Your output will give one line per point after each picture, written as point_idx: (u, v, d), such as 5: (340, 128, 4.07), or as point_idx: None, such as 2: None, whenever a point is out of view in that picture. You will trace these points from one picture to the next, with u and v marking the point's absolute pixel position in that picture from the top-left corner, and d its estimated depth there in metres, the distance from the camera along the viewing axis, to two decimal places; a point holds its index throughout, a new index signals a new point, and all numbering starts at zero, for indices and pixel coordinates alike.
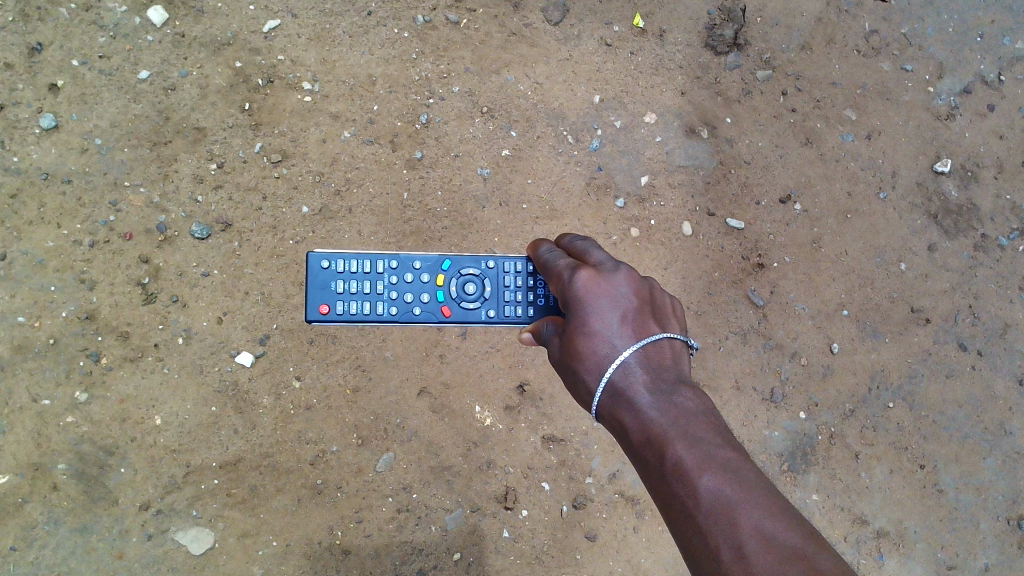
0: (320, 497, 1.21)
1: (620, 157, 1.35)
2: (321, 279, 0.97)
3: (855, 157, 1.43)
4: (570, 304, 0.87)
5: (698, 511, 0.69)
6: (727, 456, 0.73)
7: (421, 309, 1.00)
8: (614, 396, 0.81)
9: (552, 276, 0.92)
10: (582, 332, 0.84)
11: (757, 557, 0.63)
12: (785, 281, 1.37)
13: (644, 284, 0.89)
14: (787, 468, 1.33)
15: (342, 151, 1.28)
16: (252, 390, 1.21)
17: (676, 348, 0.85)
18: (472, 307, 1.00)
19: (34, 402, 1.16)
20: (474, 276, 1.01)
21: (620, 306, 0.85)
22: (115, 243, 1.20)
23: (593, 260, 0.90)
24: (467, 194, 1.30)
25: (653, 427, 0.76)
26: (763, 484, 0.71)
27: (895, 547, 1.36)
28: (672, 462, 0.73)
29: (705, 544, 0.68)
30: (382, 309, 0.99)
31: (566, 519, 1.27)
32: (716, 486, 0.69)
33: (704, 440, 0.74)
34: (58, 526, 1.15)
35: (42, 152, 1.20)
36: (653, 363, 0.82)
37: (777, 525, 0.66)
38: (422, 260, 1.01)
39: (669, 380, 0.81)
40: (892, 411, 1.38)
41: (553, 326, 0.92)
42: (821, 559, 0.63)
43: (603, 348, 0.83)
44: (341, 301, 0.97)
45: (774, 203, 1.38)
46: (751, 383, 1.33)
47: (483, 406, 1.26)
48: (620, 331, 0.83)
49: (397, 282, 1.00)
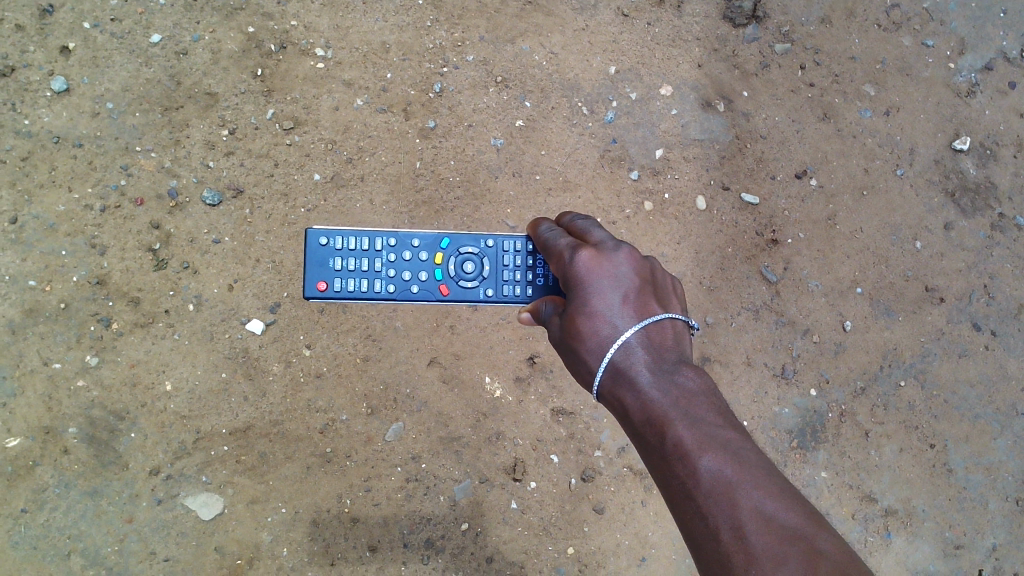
0: (329, 465, 1.21)
1: (634, 129, 1.34)
2: (319, 255, 0.98)
3: (873, 133, 1.41)
4: (570, 284, 0.86)
5: (698, 491, 0.69)
6: (727, 436, 0.73)
7: (419, 287, 0.99)
8: (614, 377, 0.80)
9: (552, 255, 0.91)
10: (582, 312, 0.83)
11: (757, 538, 0.64)
12: (799, 257, 1.36)
13: (646, 264, 0.88)
14: (796, 445, 1.33)
15: (354, 119, 1.27)
16: (262, 357, 1.21)
17: (677, 328, 0.84)
18: (470, 286, 0.99)
19: (46, 366, 1.16)
20: (473, 254, 0.99)
21: (621, 286, 0.84)
22: (126, 208, 1.20)
23: (594, 239, 0.89)
24: (480, 164, 1.29)
25: (654, 407, 0.76)
26: (763, 464, 0.71)
27: (903, 525, 1.36)
28: (673, 443, 0.72)
29: (705, 525, 0.68)
30: (379, 287, 0.98)
31: (574, 491, 1.27)
32: (716, 467, 0.70)
33: (704, 421, 0.74)
34: (69, 489, 1.15)
35: (53, 115, 1.20)
36: (654, 343, 0.81)
37: (777, 506, 0.67)
38: (420, 238, 1.00)
39: (670, 360, 0.80)
40: (903, 389, 1.37)
41: (552, 305, 0.91)
42: (821, 538, 0.65)
43: (604, 329, 0.82)
44: (339, 278, 0.97)
45: (789, 178, 1.37)
46: (763, 359, 1.33)
47: (492, 378, 1.26)
48: (622, 311, 0.82)
49: (395, 260, 0.99)
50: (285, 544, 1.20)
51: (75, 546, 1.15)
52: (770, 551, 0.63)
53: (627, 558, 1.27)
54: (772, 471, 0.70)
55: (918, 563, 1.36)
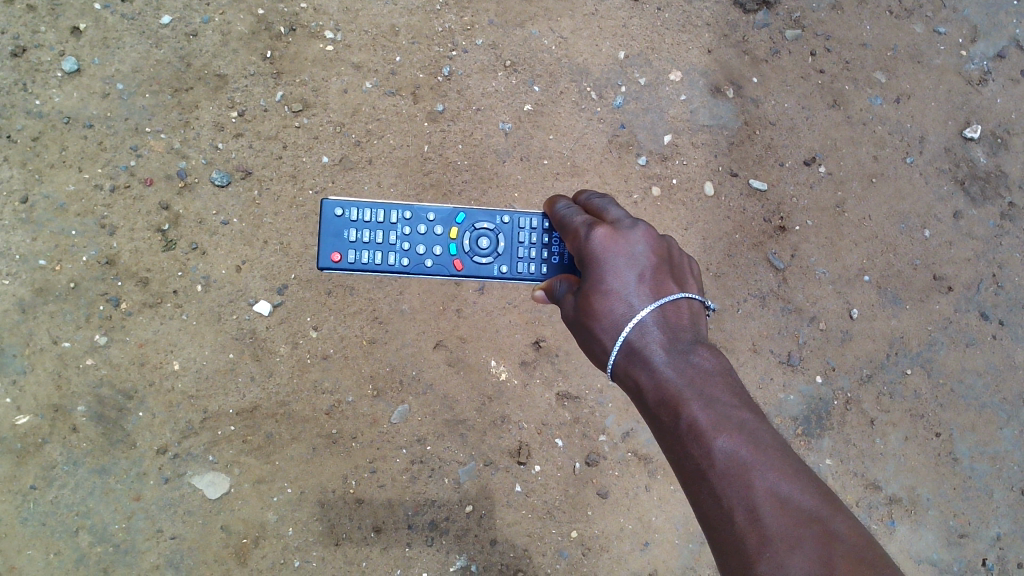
0: (335, 446, 1.22)
1: (643, 114, 1.34)
2: (335, 227, 0.98)
3: (883, 121, 1.40)
4: (586, 262, 0.86)
5: (713, 472, 0.69)
6: (743, 417, 0.73)
7: (433, 262, 1.00)
8: (629, 355, 0.80)
9: (569, 233, 0.91)
10: (598, 290, 0.84)
11: (772, 519, 0.65)
12: (806, 244, 1.35)
13: (663, 243, 0.88)
14: (801, 432, 1.33)
15: (363, 102, 1.27)
16: (269, 338, 1.21)
17: (693, 309, 0.84)
18: (484, 262, 1.00)
19: (55, 344, 1.17)
20: (488, 230, 1.00)
21: (637, 265, 0.84)
22: (135, 189, 1.21)
23: (611, 218, 0.89)
24: (488, 148, 1.29)
25: (668, 387, 0.76)
26: (779, 446, 0.71)
27: (908, 514, 1.36)
28: (687, 423, 0.73)
29: (720, 506, 0.68)
30: (393, 260, 0.99)
31: (579, 475, 1.27)
32: (731, 448, 0.70)
33: (719, 401, 0.74)
34: (78, 467, 1.16)
35: (64, 96, 1.20)
36: (670, 323, 0.81)
37: (792, 487, 0.67)
38: (436, 212, 1.00)
39: (685, 340, 0.80)
40: (909, 378, 1.37)
41: (567, 284, 0.91)
42: (837, 521, 0.65)
43: (619, 307, 0.82)
44: (353, 250, 0.98)
45: (798, 165, 1.37)
46: (768, 346, 1.33)
47: (498, 361, 1.26)
48: (637, 290, 0.83)
49: (410, 234, 1.00)
50: (290, 524, 1.20)
51: (83, 522, 1.16)
52: (785, 533, 0.64)
53: (631, 542, 1.27)
54: (788, 452, 0.70)
55: (922, 551, 1.36)
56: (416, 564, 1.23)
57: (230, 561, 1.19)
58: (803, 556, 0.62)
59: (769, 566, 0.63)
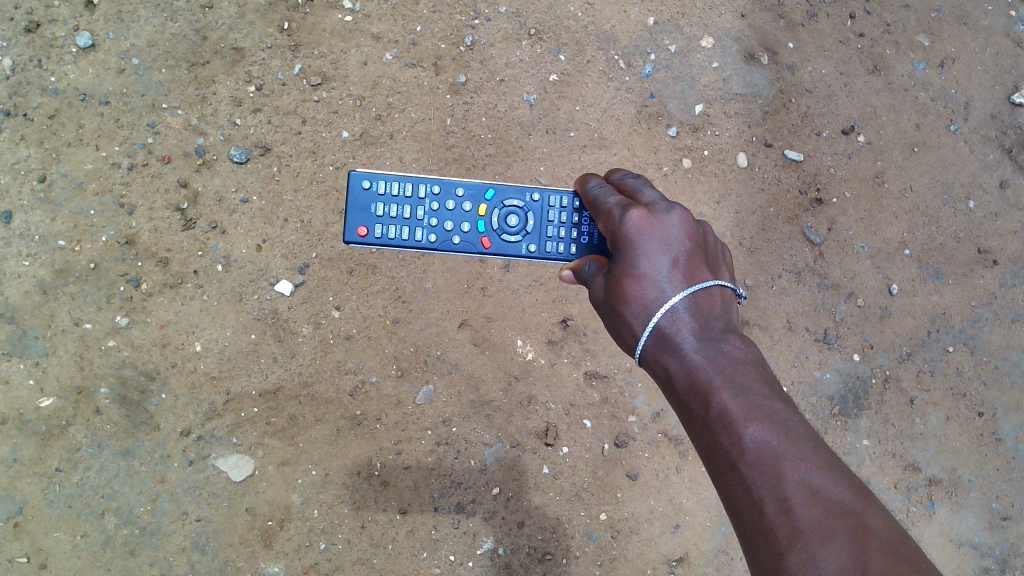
0: (359, 428, 1.20)
1: (673, 83, 1.29)
2: (362, 200, 0.96)
3: (926, 86, 1.34)
4: (618, 245, 0.83)
5: (743, 462, 0.67)
6: (775, 407, 0.70)
7: (460, 238, 0.96)
8: (659, 342, 0.77)
9: (601, 214, 0.87)
10: (629, 274, 0.80)
11: (804, 511, 0.63)
12: (844, 217, 1.30)
13: (698, 228, 0.84)
14: (837, 412, 1.29)
15: (383, 74, 1.23)
16: (291, 319, 1.19)
17: (726, 296, 0.81)
18: (512, 240, 0.96)
19: (77, 326, 1.16)
20: (517, 208, 0.96)
21: (671, 249, 0.80)
22: (153, 167, 1.18)
23: (645, 200, 0.85)
24: (513, 121, 1.25)
25: (698, 374, 0.73)
26: (811, 437, 0.69)
27: (948, 496, 1.32)
28: (717, 411, 0.70)
29: (749, 496, 0.66)
30: (420, 236, 0.96)
31: (608, 457, 1.24)
32: (762, 437, 0.67)
33: (751, 390, 0.72)
34: (102, 449, 1.16)
35: (79, 72, 1.18)
36: (702, 310, 0.78)
37: (824, 478, 0.65)
38: (465, 188, 0.97)
39: (717, 328, 0.77)
40: (951, 355, 1.32)
41: (596, 265, 0.88)
42: (870, 514, 0.64)
43: (651, 293, 0.79)
44: (380, 225, 0.95)
45: (835, 134, 1.31)
46: (804, 323, 1.28)
47: (524, 340, 1.23)
48: (670, 276, 0.79)
49: (438, 209, 0.97)
50: (315, 506, 1.19)
51: (109, 504, 1.16)
52: (817, 526, 0.63)
53: (661, 525, 1.25)
54: (821, 444, 0.68)
55: (963, 534, 1.32)
56: (443, 547, 1.21)
57: (255, 543, 1.18)
58: (834, 549, 0.61)
59: (800, 558, 0.62)
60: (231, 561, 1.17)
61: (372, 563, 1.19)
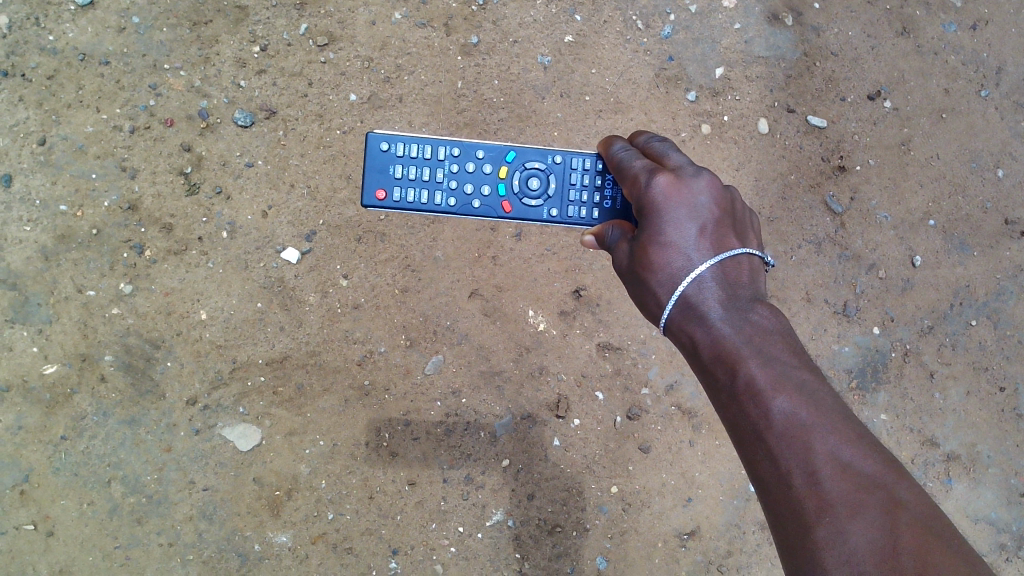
0: (367, 398, 1.18)
1: (693, 46, 1.24)
2: (380, 162, 0.92)
3: (957, 50, 1.29)
4: (643, 210, 0.79)
5: (770, 433, 0.65)
6: (804, 378, 0.68)
7: (481, 203, 0.93)
8: (685, 311, 0.75)
9: (625, 178, 0.84)
10: (655, 242, 0.77)
11: (832, 484, 0.61)
12: (867, 185, 1.26)
13: (726, 194, 0.81)
14: (855, 385, 1.26)
15: (392, 35, 1.19)
16: (298, 287, 1.17)
17: (753, 265, 0.78)
18: (534, 204, 0.93)
19: (80, 293, 1.13)
20: (539, 170, 0.93)
21: (699, 217, 0.77)
22: (156, 130, 1.15)
23: (672, 163, 0.81)
24: (526, 84, 1.21)
25: (725, 344, 0.71)
26: (839, 408, 0.67)
27: (965, 471, 1.30)
28: (744, 381, 0.68)
29: (776, 469, 0.65)
30: (439, 200, 0.92)
31: (620, 430, 1.22)
32: (790, 409, 0.66)
33: (779, 360, 0.70)
34: (107, 418, 1.14)
35: (78, 31, 1.14)
36: (729, 279, 0.75)
37: (854, 452, 0.63)
38: (485, 150, 0.93)
39: (744, 297, 0.75)
40: (974, 329, 1.29)
41: (619, 231, 0.85)
42: (901, 488, 0.62)
43: (677, 261, 0.76)
44: (398, 188, 0.92)
45: (861, 99, 1.27)
46: (823, 295, 1.25)
47: (536, 311, 1.20)
48: (697, 244, 0.76)
49: (458, 171, 0.93)
50: (323, 477, 1.17)
51: (115, 473, 1.15)
52: (847, 498, 0.60)
53: (673, 498, 1.23)
54: (850, 415, 0.66)
55: (980, 510, 1.30)
56: (452, 518, 1.19)
57: (263, 513, 1.17)
58: (865, 523, 0.59)
59: (828, 532, 0.60)
60: (238, 531, 1.16)
61: (380, 533, 1.18)
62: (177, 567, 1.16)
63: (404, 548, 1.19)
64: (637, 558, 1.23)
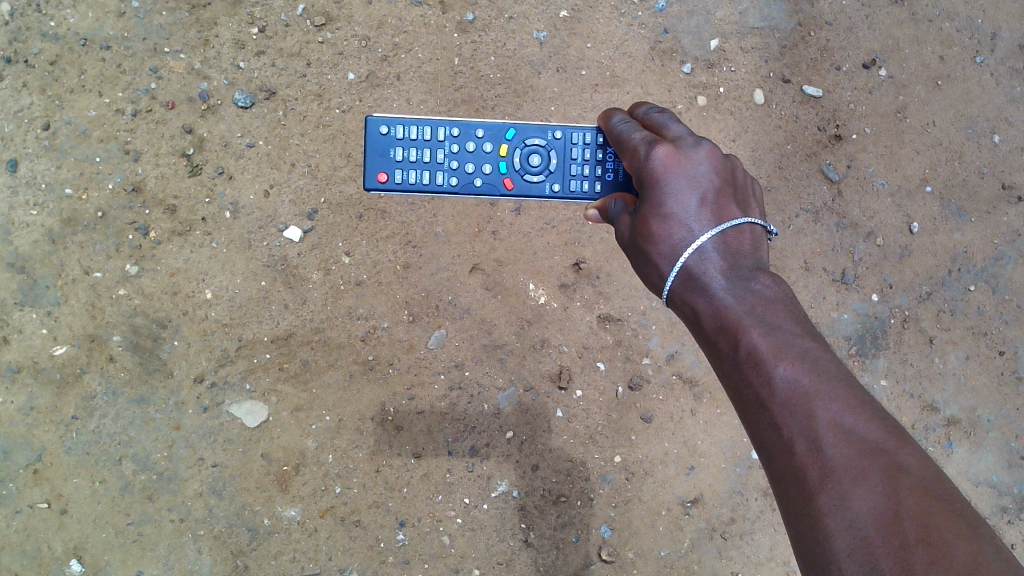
0: (372, 373, 1.20)
1: (688, 18, 1.25)
2: (380, 144, 0.94)
3: (951, 17, 1.29)
4: (644, 183, 0.80)
5: (773, 401, 0.67)
6: (806, 345, 0.69)
7: (483, 181, 0.94)
8: (687, 282, 0.76)
9: (625, 150, 0.85)
10: (657, 214, 0.78)
11: (835, 450, 0.63)
12: (863, 154, 1.27)
13: (726, 163, 0.82)
14: (854, 351, 1.27)
15: (389, 13, 1.20)
16: (301, 265, 1.18)
17: (755, 234, 0.79)
18: (535, 180, 0.94)
19: (87, 275, 1.15)
20: (540, 146, 0.94)
21: (699, 187, 0.78)
22: (158, 113, 1.16)
23: (671, 135, 0.82)
24: (523, 59, 1.22)
25: (727, 314, 0.72)
26: (842, 374, 0.68)
27: (966, 436, 1.31)
28: (747, 350, 0.69)
29: (779, 436, 0.66)
30: (441, 180, 0.94)
31: (622, 400, 1.24)
32: (792, 376, 0.67)
33: (781, 328, 0.71)
34: (117, 397, 1.16)
35: (79, 16, 1.15)
36: (731, 249, 0.76)
37: (856, 417, 0.64)
38: (485, 128, 0.94)
39: (746, 267, 0.76)
40: (972, 294, 1.30)
41: (621, 204, 0.86)
42: (903, 453, 0.63)
43: (679, 232, 0.77)
44: (400, 169, 0.94)
45: (856, 68, 1.28)
46: (821, 263, 1.26)
47: (537, 285, 1.22)
48: (698, 214, 0.77)
49: (458, 151, 0.94)
50: (330, 451, 1.19)
51: (126, 451, 1.17)
52: (849, 465, 0.62)
53: (676, 466, 1.25)
54: (853, 381, 0.67)
55: (981, 473, 1.31)
56: (458, 490, 1.21)
57: (272, 488, 1.18)
58: (867, 489, 0.60)
59: (831, 499, 0.61)
60: (248, 506, 1.18)
61: (388, 506, 1.20)
62: (189, 542, 1.18)
63: (410, 519, 1.20)
64: (641, 526, 1.24)
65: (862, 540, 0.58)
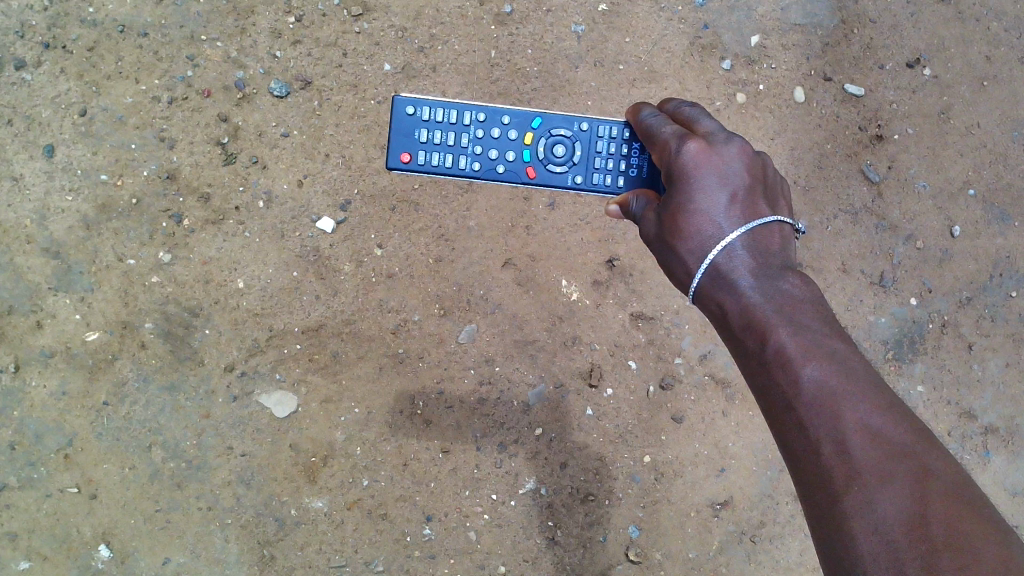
0: (402, 366, 1.19)
1: (729, 14, 1.23)
2: (406, 125, 0.93)
3: (999, 16, 1.27)
4: (673, 178, 0.79)
5: (799, 401, 0.65)
6: (834, 345, 0.68)
7: (505, 168, 0.93)
8: (714, 279, 0.74)
9: (655, 144, 0.83)
10: (685, 209, 0.77)
11: (861, 452, 0.61)
12: (906, 155, 1.25)
13: (757, 161, 0.80)
14: (891, 356, 1.25)
15: (426, 4, 1.19)
16: (333, 257, 1.18)
17: (784, 233, 0.78)
18: (558, 170, 0.93)
19: (120, 262, 1.16)
20: (565, 137, 0.93)
21: (730, 184, 0.77)
22: (194, 101, 1.16)
23: (703, 130, 0.81)
24: (560, 53, 1.21)
25: (755, 312, 0.71)
26: (870, 375, 0.67)
27: (1004, 445, 1.28)
28: (774, 349, 0.68)
29: (805, 436, 0.65)
30: (463, 164, 0.93)
31: (653, 399, 1.22)
32: (820, 377, 0.65)
33: (810, 328, 0.69)
34: (148, 384, 1.17)
35: (118, 3, 1.16)
36: (760, 247, 0.75)
37: (884, 419, 0.63)
38: (511, 115, 0.93)
39: (775, 265, 0.74)
40: (1014, 300, 1.28)
41: (647, 199, 0.84)
42: (931, 457, 0.61)
43: (707, 229, 0.76)
44: (424, 151, 0.93)
45: (901, 67, 1.25)
46: (859, 266, 1.24)
47: (570, 281, 1.21)
48: (728, 212, 0.76)
49: (482, 136, 0.93)
50: (359, 444, 1.19)
51: (156, 438, 1.17)
52: (875, 467, 0.61)
53: (706, 468, 1.23)
54: (881, 382, 0.66)
55: (1019, 483, 1.29)
56: (486, 486, 1.20)
57: (299, 479, 1.18)
58: (894, 492, 0.59)
59: (856, 502, 0.60)
60: (276, 496, 1.18)
61: (415, 500, 1.20)
62: (216, 530, 1.18)
63: (438, 514, 1.20)
64: (669, 527, 1.23)
65: (887, 544, 0.58)
